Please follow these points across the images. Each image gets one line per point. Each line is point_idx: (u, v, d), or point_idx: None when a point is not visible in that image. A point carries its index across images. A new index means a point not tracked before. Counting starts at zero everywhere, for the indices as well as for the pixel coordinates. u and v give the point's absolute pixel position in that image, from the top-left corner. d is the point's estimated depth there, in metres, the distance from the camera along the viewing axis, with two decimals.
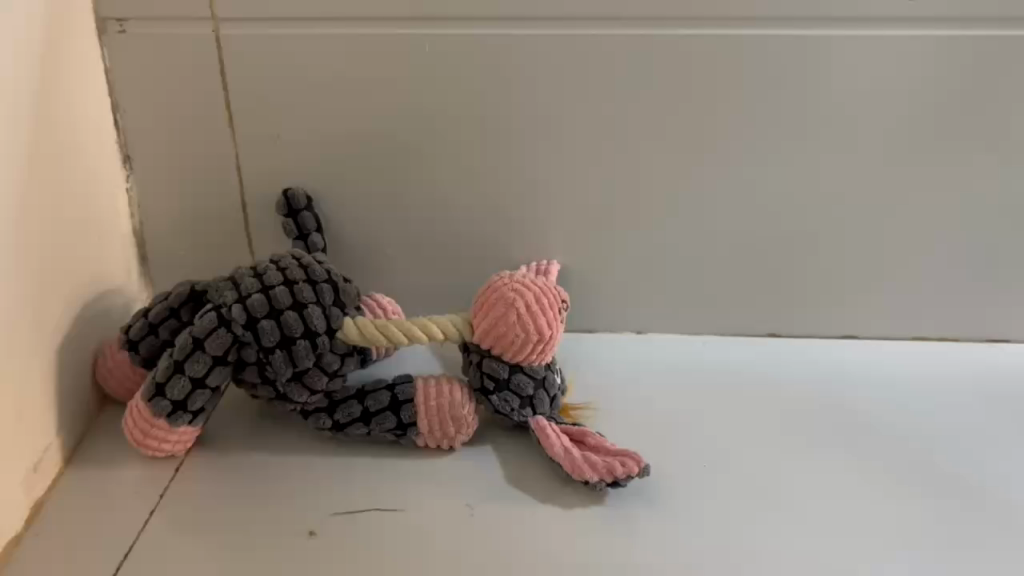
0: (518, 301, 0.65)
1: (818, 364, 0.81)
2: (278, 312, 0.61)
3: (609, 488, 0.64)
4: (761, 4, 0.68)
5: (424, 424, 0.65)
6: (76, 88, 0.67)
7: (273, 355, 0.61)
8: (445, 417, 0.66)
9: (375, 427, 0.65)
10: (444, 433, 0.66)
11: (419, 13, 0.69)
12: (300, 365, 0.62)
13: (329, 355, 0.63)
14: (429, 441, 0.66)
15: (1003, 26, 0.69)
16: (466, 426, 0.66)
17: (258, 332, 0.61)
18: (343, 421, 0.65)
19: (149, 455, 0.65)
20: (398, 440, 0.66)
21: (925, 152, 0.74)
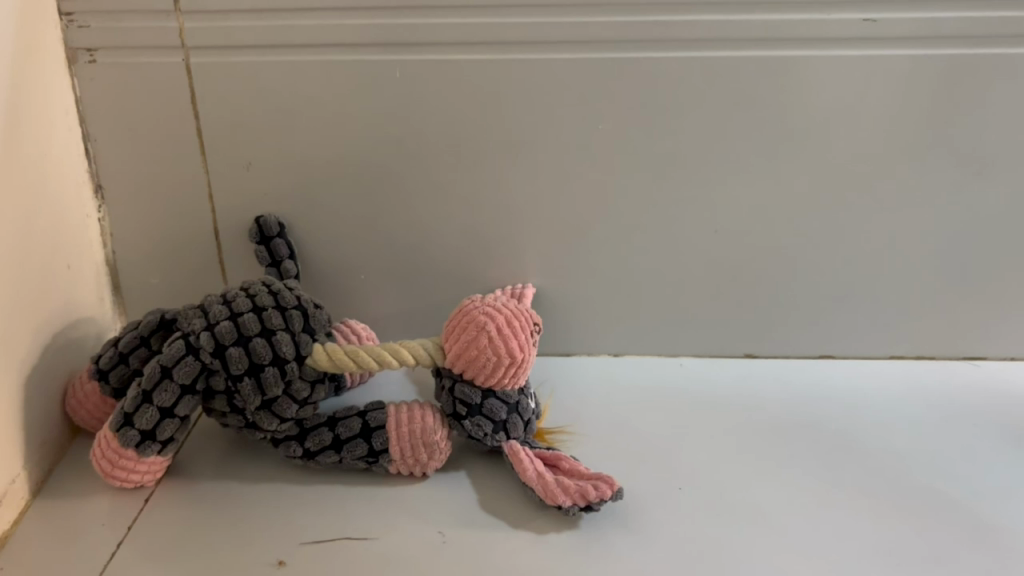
0: (490, 324, 0.65)
1: (792, 380, 0.82)
2: (246, 339, 0.61)
3: (584, 513, 0.63)
4: (730, 24, 0.68)
5: (396, 451, 0.65)
6: (44, 118, 0.67)
7: (242, 383, 0.61)
8: (416, 445, 0.65)
9: (346, 454, 0.65)
10: (416, 460, 0.65)
11: (390, 39, 0.69)
12: (269, 393, 0.62)
13: (299, 382, 0.62)
14: (400, 467, 0.65)
15: (975, 44, 0.69)
16: (439, 454, 0.66)
17: (227, 360, 0.60)
18: (314, 448, 0.65)
19: (117, 485, 0.65)
20: (369, 467, 0.66)
21: (898, 169, 0.74)
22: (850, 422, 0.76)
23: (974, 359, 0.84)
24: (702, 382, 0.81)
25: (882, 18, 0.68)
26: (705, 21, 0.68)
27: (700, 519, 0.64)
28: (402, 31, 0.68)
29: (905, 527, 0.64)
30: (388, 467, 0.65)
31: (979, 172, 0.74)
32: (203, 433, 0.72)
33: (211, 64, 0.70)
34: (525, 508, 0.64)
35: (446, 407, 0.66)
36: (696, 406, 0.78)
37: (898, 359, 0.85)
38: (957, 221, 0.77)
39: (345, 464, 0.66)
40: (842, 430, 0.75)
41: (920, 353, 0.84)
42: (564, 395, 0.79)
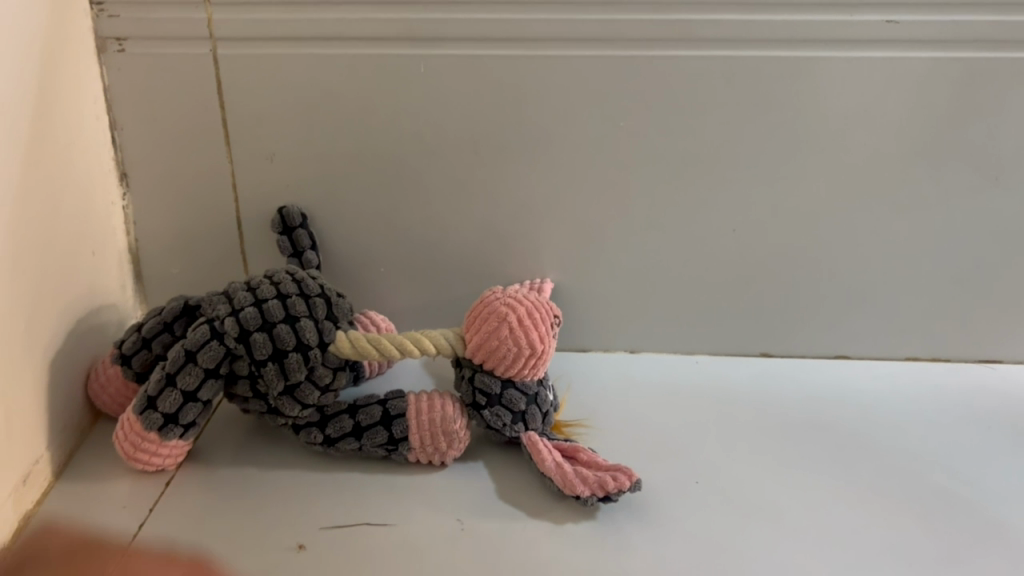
0: (510, 316, 0.65)
1: (807, 380, 0.82)
2: (270, 325, 0.61)
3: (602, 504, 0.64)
4: (753, 25, 0.69)
5: (415, 440, 0.65)
6: (74, 105, 0.68)
7: (265, 368, 0.62)
8: (436, 437, 0.65)
9: (366, 442, 0.65)
10: (436, 452, 0.66)
11: (416, 34, 0.70)
12: (291, 379, 0.62)
13: (321, 369, 0.63)
14: (420, 458, 0.66)
15: (995, 48, 0.69)
16: (459, 445, 0.66)
17: (251, 345, 0.61)
18: (334, 435, 0.66)
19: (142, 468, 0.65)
20: (389, 455, 0.66)
21: (916, 171, 0.75)
22: (864, 421, 0.77)
23: (988, 362, 0.85)
24: (717, 380, 0.82)
25: (903, 20, 0.68)
26: (728, 21, 0.69)
27: (715, 513, 0.65)
28: (427, 26, 0.69)
29: (918, 525, 0.65)
30: (407, 456, 0.66)
31: (996, 176, 0.75)
32: (222, 420, 0.73)
33: (238, 56, 0.71)
34: (542, 499, 0.65)
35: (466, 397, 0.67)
36: (711, 403, 0.78)
37: (912, 361, 0.85)
38: (973, 224, 0.77)
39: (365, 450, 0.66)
40: (856, 429, 0.76)
41: (934, 355, 0.85)
42: (579, 390, 0.79)
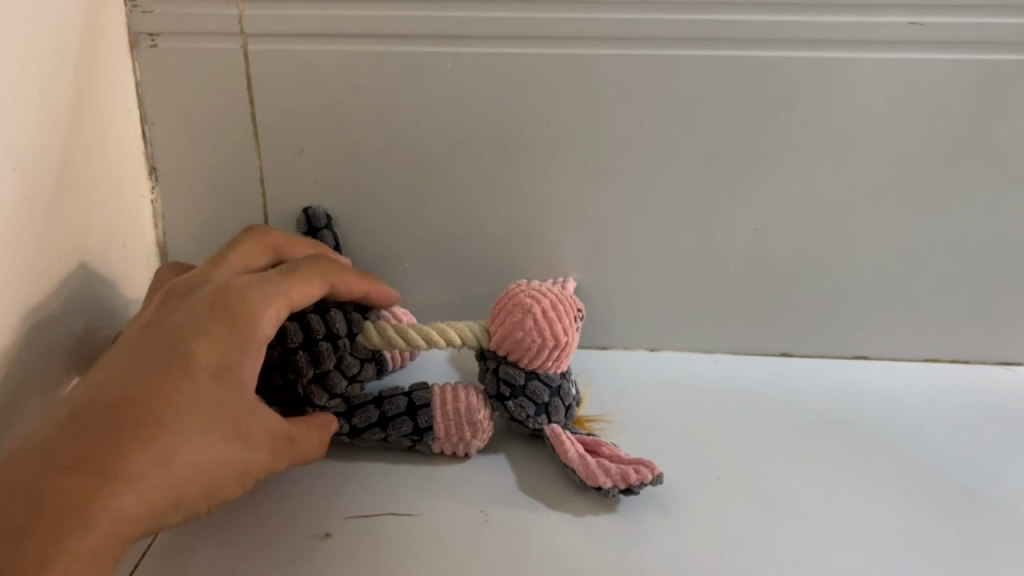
0: (536, 308, 0.67)
1: (826, 379, 0.83)
2: (301, 314, 0.62)
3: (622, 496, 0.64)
4: (778, 25, 0.69)
5: (440, 430, 0.66)
6: (107, 98, 0.69)
7: (294, 355, 0.62)
8: (461, 427, 0.66)
9: (391, 432, 0.66)
10: (461, 442, 0.67)
11: (444, 32, 0.70)
12: (320, 365, 0.63)
13: (349, 358, 0.64)
14: (445, 447, 0.67)
15: (1018, 50, 0.70)
16: (482, 435, 0.67)
17: (282, 334, 0.61)
18: (361, 425, 0.66)
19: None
20: (414, 446, 0.67)
21: (937, 173, 0.75)
22: (884, 420, 0.77)
23: (1008, 364, 0.85)
24: (737, 378, 0.82)
25: (928, 22, 0.69)
26: (753, 22, 0.69)
27: (735, 508, 0.65)
28: (454, 24, 0.70)
29: (936, 522, 0.65)
30: (432, 445, 0.67)
31: (1018, 177, 0.75)
32: None
33: (268, 51, 0.72)
34: (564, 492, 0.66)
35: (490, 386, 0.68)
36: (730, 400, 0.79)
37: (931, 362, 0.86)
38: (995, 226, 0.78)
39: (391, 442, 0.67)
40: (876, 428, 0.76)
41: (953, 356, 0.85)
42: (600, 386, 0.80)
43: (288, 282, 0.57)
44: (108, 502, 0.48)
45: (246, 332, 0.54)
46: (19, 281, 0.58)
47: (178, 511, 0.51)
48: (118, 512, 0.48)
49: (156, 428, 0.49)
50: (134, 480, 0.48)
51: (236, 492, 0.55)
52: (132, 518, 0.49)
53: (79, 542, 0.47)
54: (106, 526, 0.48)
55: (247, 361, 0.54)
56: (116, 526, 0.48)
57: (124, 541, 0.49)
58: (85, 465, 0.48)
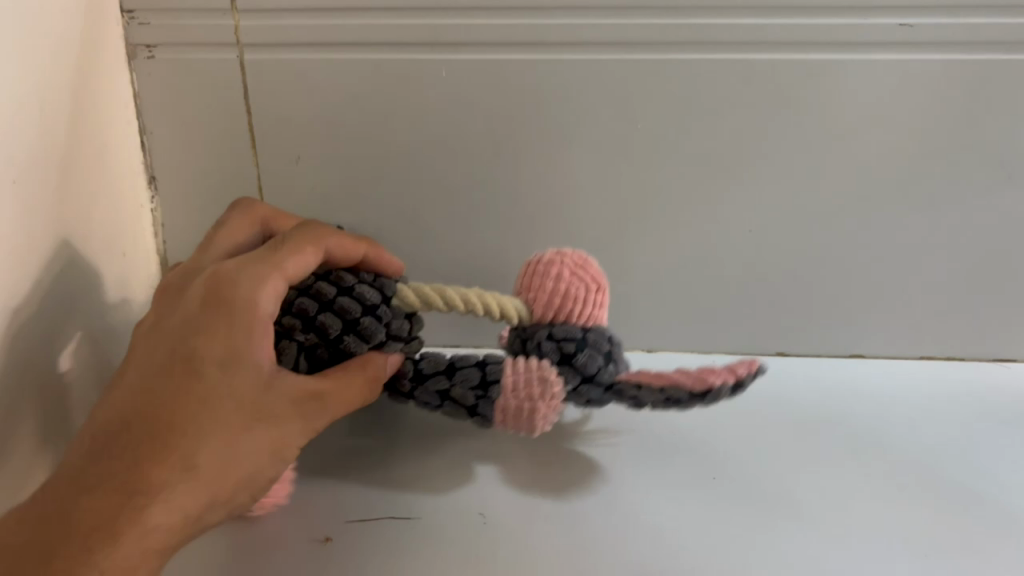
0: (566, 264, 0.66)
1: (822, 378, 0.83)
2: (330, 302, 0.60)
3: (728, 395, 0.62)
4: (769, 28, 0.70)
5: (512, 397, 0.63)
6: (106, 109, 0.70)
7: (342, 341, 0.60)
8: (531, 379, 0.62)
9: (459, 381, 0.65)
10: (525, 398, 0.62)
11: (437, 39, 0.71)
12: (370, 342, 0.61)
13: (396, 322, 0.62)
14: (507, 406, 0.63)
15: (1008, 50, 0.70)
16: (552, 399, 0.63)
17: (322, 326, 0.60)
18: (428, 371, 0.66)
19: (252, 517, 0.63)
20: (474, 407, 0.64)
21: (929, 172, 0.76)
22: (880, 418, 0.78)
23: (1003, 361, 0.85)
24: None
25: (918, 23, 0.69)
26: (744, 25, 0.70)
27: (732, 506, 0.66)
28: (447, 31, 0.71)
29: (930, 519, 0.66)
30: (495, 404, 0.64)
31: (1011, 175, 0.75)
32: None
33: (264, 61, 0.72)
34: (565, 491, 0.66)
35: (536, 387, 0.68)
36: (727, 400, 0.79)
37: (928, 360, 0.86)
38: (988, 224, 0.78)
39: (451, 400, 0.65)
40: (872, 426, 0.77)
41: (950, 354, 0.86)
42: None
43: (278, 253, 0.58)
44: (134, 517, 0.49)
45: (240, 310, 0.54)
46: (21, 293, 0.59)
47: (222, 504, 0.52)
48: (150, 523, 0.49)
49: (169, 434, 0.50)
50: (160, 489, 0.49)
51: (279, 471, 0.55)
52: (167, 527, 0.50)
53: (114, 561, 0.48)
54: (144, 538, 0.49)
55: (251, 342, 0.54)
56: (154, 535, 0.49)
57: (171, 545, 0.50)
58: (107, 484, 0.49)
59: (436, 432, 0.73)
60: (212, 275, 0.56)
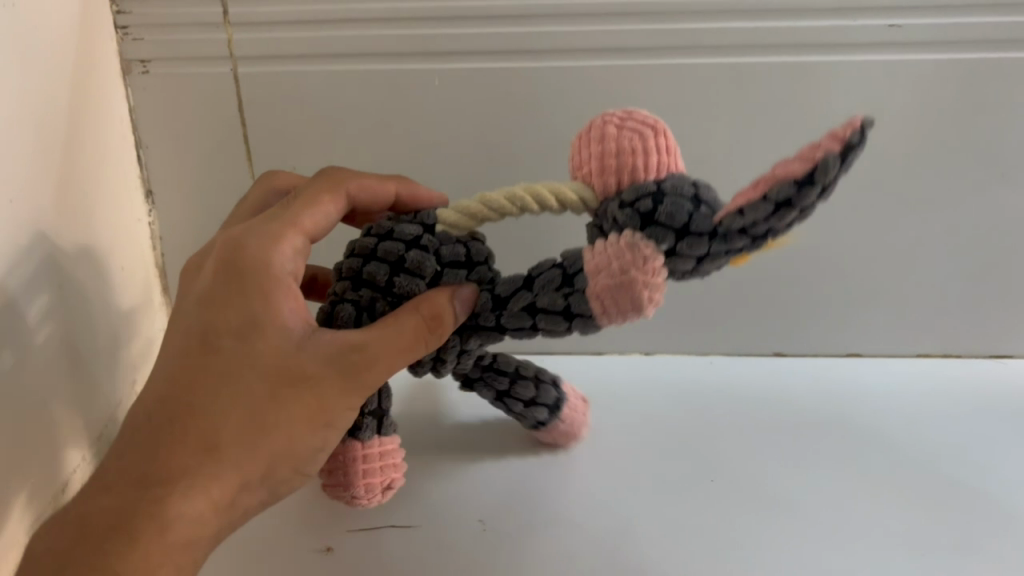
0: (610, 119, 0.51)
1: (819, 377, 0.84)
2: (371, 250, 0.53)
3: (844, 164, 0.40)
4: (760, 31, 0.70)
5: (601, 283, 0.48)
6: (102, 124, 0.70)
7: (394, 286, 0.52)
8: (616, 254, 0.48)
9: (544, 291, 0.51)
10: (615, 275, 0.48)
11: (429, 49, 0.71)
12: (427, 277, 0.52)
13: (445, 248, 0.53)
14: (602, 291, 0.48)
15: (999, 48, 0.70)
16: (651, 268, 0.47)
17: (369, 277, 0.52)
18: (506, 294, 0.52)
19: (364, 501, 0.58)
20: (571, 312, 0.50)
21: (922, 171, 0.76)
22: (878, 416, 0.78)
23: (999, 357, 0.86)
24: (732, 378, 0.84)
25: (907, 23, 0.70)
26: (735, 28, 0.70)
27: (732, 507, 0.66)
28: (439, 41, 0.71)
29: (929, 518, 0.66)
30: (587, 293, 0.49)
31: (1004, 172, 0.76)
32: None
33: (258, 73, 0.73)
34: (565, 495, 0.67)
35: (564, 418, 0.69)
36: (726, 401, 0.80)
37: (925, 357, 0.86)
38: (982, 222, 0.78)
39: (545, 316, 0.51)
40: (871, 424, 0.77)
41: (947, 352, 0.86)
42: (597, 390, 0.81)
43: (296, 209, 0.55)
44: (152, 513, 0.46)
45: (260, 271, 0.51)
46: (27, 307, 0.59)
47: (258, 483, 0.49)
48: (173, 516, 0.46)
49: (186, 418, 0.48)
50: (178, 481, 0.47)
51: (325, 440, 0.51)
52: (193, 520, 0.47)
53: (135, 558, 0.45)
54: (166, 531, 0.46)
55: (272, 309, 0.50)
56: (180, 527, 0.47)
57: (204, 534, 0.48)
58: (128, 478, 0.47)
59: (435, 441, 0.73)
60: (223, 243, 0.53)
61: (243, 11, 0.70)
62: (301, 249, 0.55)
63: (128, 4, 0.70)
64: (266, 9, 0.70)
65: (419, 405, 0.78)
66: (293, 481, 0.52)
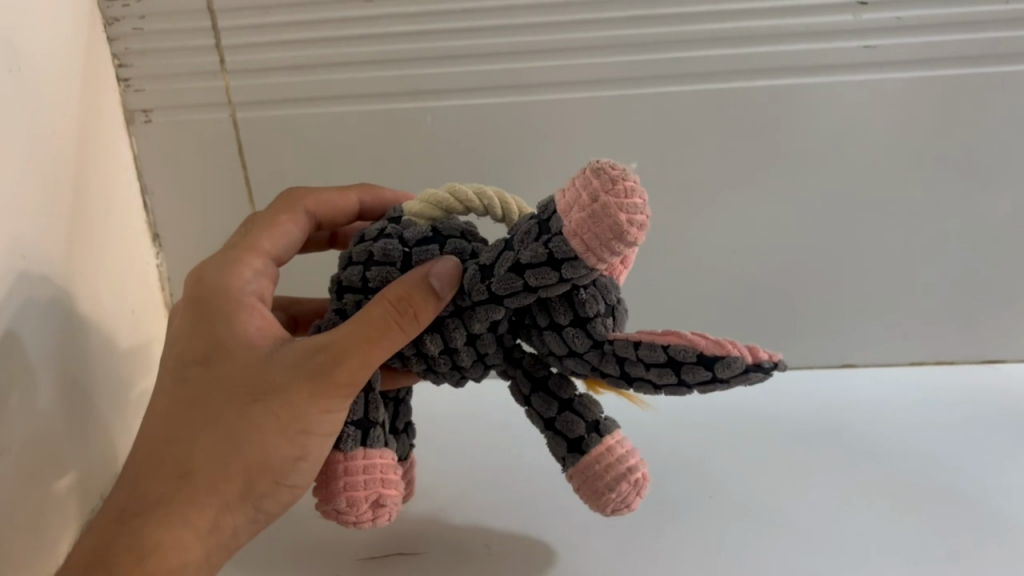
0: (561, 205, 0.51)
1: (813, 390, 0.87)
2: (348, 257, 0.53)
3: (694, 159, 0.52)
4: (741, 57, 0.72)
5: (576, 217, 0.43)
6: (111, 176, 0.73)
7: (370, 283, 0.51)
8: (584, 187, 0.44)
9: (522, 249, 0.46)
10: (588, 203, 0.43)
11: (420, 89, 0.74)
12: (398, 262, 0.51)
13: (409, 230, 0.51)
14: (579, 226, 0.43)
15: (975, 63, 0.72)
16: (622, 189, 0.42)
17: (348, 280, 0.52)
18: (491, 261, 0.48)
19: (365, 524, 0.51)
20: (556, 258, 0.44)
21: (907, 185, 0.78)
22: (872, 428, 0.81)
23: (991, 362, 0.89)
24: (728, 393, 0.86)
25: (884, 44, 0.71)
26: (716, 55, 0.72)
27: (730, 524, 0.69)
28: (430, 80, 0.73)
29: (922, 528, 0.69)
30: (565, 233, 0.44)
31: (986, 183, 0.78)
32: None
33: (256, 117, 0.75)
34: (565, 519, 0.69)
35: (600, 457, 0.52)
36: (723, 416, 0.82)
37: (918, 365, 0.89)
38: (968, 232, 0.80)
39: (532, 271, 0.45)
40: (864, 437, 0.80)
41: (940, 358, 0.89)
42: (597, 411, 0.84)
43: (254, 235, 0.60)
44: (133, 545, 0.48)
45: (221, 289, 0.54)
46: (48, 357, 0.62)
47: (238, 502, 0.50)
48: (150, 546, 0.48)
49: (159, 452, 0.50)
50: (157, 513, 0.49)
51: (303, 448, 0.49)
52: (182, 549, 0.49)
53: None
54: (145, 560, 0.48)
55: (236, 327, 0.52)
56: (160, 555, 0.48)
57: (194, 560, 0.49)
58: (110, 517, 0.49)
59: (441, 468, 0.76)
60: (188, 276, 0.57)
61: (240, 60, 0.73)
62: (263, 269, 0.58)
63: (128, 57, 0.73)
64: (261, 56, 0.72)
65: (425, 434, 0.81)
66: (281, 495, 0.51)
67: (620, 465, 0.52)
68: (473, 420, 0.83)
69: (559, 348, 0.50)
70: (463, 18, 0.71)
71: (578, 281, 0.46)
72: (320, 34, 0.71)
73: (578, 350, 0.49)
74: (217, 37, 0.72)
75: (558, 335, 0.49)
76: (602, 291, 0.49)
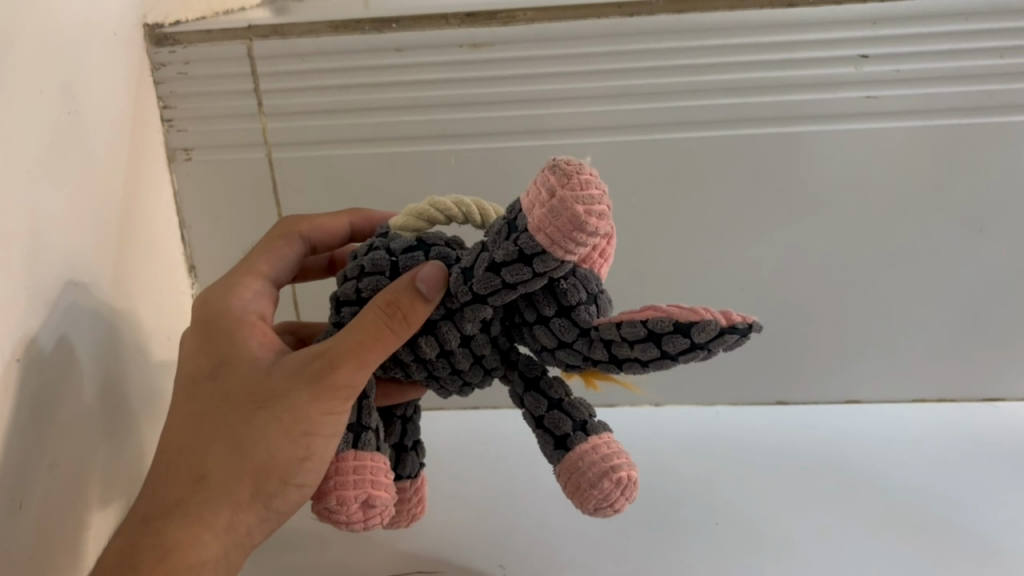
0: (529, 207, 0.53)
1: (817, 427, 0.91)
2: (344, 277, 0.55)
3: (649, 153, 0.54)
4: (747, 106, 0.76)
5: (539, 213, 0.44)
6: (154, 207, 0.78)
7: (363, 294, 0.53)
8: (543, 184, 0.44)
9: (494, 249, 0.47)
10: (547, 198, 0.44)
11: (445, 133, 0.79)
12: (386, 271, 0.53)
13: (395, 242, 0.54)
14: (542, 221, 0.44)
15: (969, 114, 0.76)
16: (578, 182, 0.43)
17: (345, 295, 0.54)
18: (470, 264, 0.49)
19: (357, 528, 0.50)
20: (526, 254, 0.45)
21: (905, 229, 0.82)
22: (874, 467, 0.84)
23: (990, 401, 0.92)
24: (736, 430, 0.90)
25: (881, 95, 0.75)
26: (722, 105, 0.76)
27: (736, 551, 0.72)
28: (457, 124, 0.78)
29: (922, 556, 0.72)
30: (530, 229, 0.45)
31: (981, 228, 0.81)
32: None
33: (290, 157, 0.80)
34: (576, 546, 0.73)
35: (582, 454, 0.50)
36: (730, 454, 0.86)
37: (921, 403, 0.93)
38: (967, 275, 0.84)
39: (507, 269, 0.46)
40: (867, 474, 0.83)
41: (942, 397, 0.92)
42: None
43: (250, 263, 0.65)
44: (150, 544, 0.50)
45: (222, 308, 0.59)
46: (98, 371, 0.65)
47: (251, 503, 0.52)
48: (169, 545, 0.50)
49: (183, 454, 0.53)
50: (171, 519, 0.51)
51: (309, 448, 0.50)
52: (205, 553, 0.51)
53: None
54: (167, 557, 0.50)
55: (240, 342, 0.56)
56: (181, 551, 0.50)
57: (213, 556, 0.51)
58: (131, 522, 0.52)
59: (457, 493, 0.80)
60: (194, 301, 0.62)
61: (277, 104, 0.78)
62: (261, 292, 0.63)
63: (173, 100, 0.78)
64: (297, 100, 0.77)
65: (446, 460, 0.85)
66: (289, 495, 0.52)
67: (602, 463, 0.49)
68: (487, 448, 0.87)
69: (549, 341, 0.51)
70: (487, 67, 0.75)
71: (552, 273, 0.46)
72: (355, 79, 0.76)
73: (567, 340, 0.50)
74: (256, 81, 0.77)
75: (546, 329, 0.50)
76: (582, 281, 0.50)
